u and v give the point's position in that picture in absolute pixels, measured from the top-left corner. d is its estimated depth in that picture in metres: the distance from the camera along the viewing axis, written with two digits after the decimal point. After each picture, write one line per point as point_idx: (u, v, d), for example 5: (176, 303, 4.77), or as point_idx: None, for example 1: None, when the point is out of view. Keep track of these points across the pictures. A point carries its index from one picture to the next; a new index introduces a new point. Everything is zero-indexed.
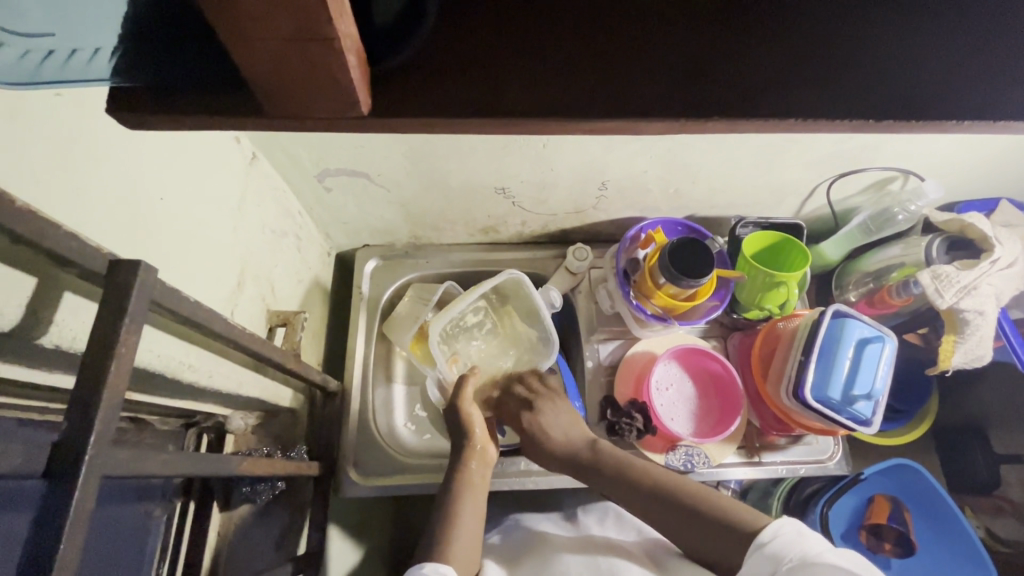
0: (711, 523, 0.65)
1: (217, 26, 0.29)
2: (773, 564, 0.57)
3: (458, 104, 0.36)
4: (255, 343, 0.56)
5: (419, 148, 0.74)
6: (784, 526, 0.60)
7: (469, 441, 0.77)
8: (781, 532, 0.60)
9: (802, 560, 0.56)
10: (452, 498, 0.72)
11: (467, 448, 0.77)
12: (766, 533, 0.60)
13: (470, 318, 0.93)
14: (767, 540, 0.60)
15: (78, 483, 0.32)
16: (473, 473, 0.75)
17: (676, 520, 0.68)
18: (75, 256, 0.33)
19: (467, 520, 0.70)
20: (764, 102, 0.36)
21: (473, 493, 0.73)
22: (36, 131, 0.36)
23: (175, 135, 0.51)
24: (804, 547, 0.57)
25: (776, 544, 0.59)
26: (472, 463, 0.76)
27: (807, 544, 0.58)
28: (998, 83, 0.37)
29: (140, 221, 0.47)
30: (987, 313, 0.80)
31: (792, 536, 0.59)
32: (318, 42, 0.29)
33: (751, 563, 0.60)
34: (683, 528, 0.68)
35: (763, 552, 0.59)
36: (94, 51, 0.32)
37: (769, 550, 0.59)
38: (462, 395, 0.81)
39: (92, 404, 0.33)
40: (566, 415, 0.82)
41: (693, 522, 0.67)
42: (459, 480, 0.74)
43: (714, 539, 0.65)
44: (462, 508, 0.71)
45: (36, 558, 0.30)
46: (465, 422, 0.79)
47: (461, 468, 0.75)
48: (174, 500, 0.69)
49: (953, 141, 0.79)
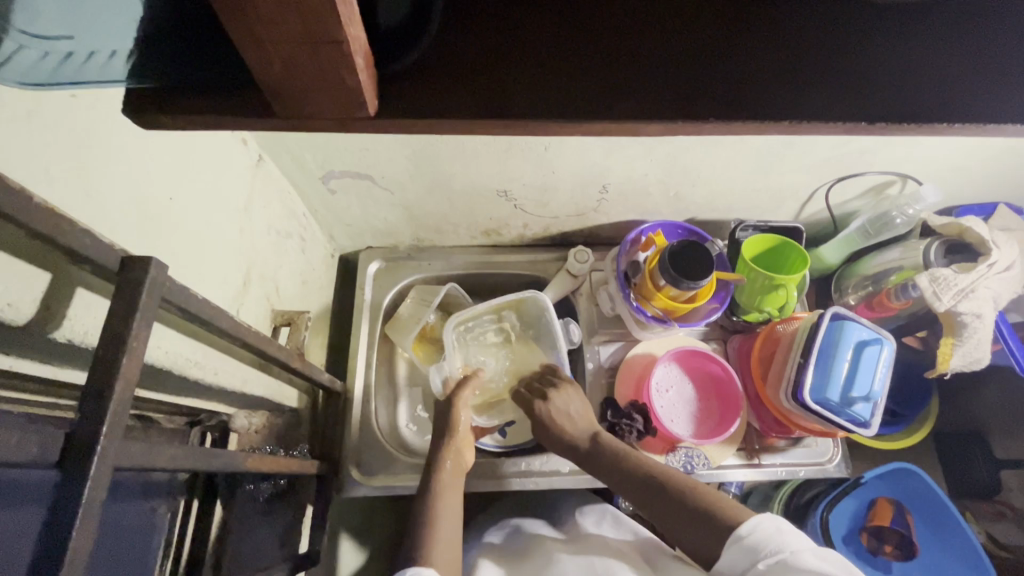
0: (693, 513, 0.65)
1: (232, 32, 0.30)
2: (749, 559, 0.57)
3: (465, 109, 0.37)
4: (262, 342, 0.57)
5: (424, 151, 0.75)
6: (764, 522, 0.59)
7: (450, 439, 0.79)
8: (760, 528, 0.59)
9: (779, 559, 0.56)
10: (428, 496, 0.73)
11: (445, 446, 0.78)
12: (744, 527, 0.60)
13: (491, 335, 0.96)
14: (745, 536, 0.59)
15: (90, 474, 0.32)
16: (447, 471, 0.76)
17: (661, 511, 0.68)
18: (90, 253, 0.34)
19: (443, 518, 0.70)
20: (758, 104, 0.37)
21: (448, 489, 0.74)
22: (52, 130, 0.37)
23: (185, 135, 0.52)
24: (782, 544, 0.57)
25: (753, 540, 0.58)
26: (448, 462, 0.77)
27: (785, 541, 0.57)
28: (992, 86, 0.38)
29: (150, 220, 0.48)
30: (985, 316, 0.80)
31: (771, 533, 0.58)
32: (329, 44, 0.30)
33: (730, 557, 0.59)
34: (669, 515, 0.67)
35: (740, 548, 0.59)
36: (112, 53, 0.34)
37: (748, 546, 0.58)
38: (461, 396, 0.83)
39: (105, 397, 0.34)
40: (578, 405, 0.82)
41: (672, 509, 0.67)
42: (433, 478, 0.75)
43: (694, 528, 0.64)
44: (439, 505, 0.71)
45: (50, 546, 0.30)
46: (450, 420, 0.81)
47: (437, 466, 0.76)
48: (178, 497, 0.70)
49: (950, 145, 0.80)
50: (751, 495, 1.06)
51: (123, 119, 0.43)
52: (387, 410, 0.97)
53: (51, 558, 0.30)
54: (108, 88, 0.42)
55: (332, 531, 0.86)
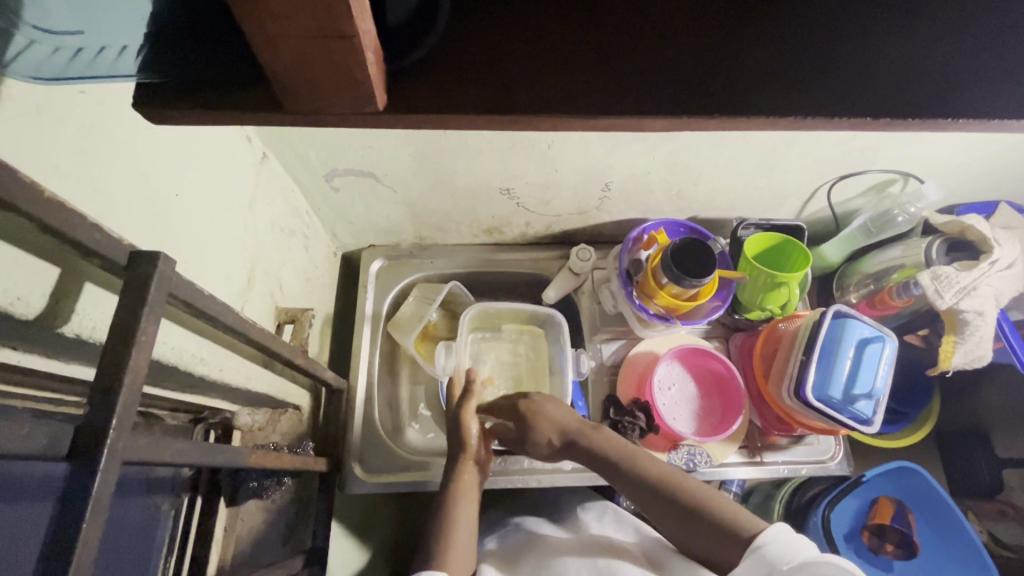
0: (705, 520, 0.65)
1: (245, 26, 0.30)
2: (771, 566, 0.57)
3: (472, 102, 0.37)
4: (267, 338, 0.58)
5: (427, 149, 0.75)
6: (782, 531, 0.60)
7: (463, 452, 0.78)
8: (778, 536, 0.60)
9: (803, 564, 0.56)
10: (444, 508, 0.72)
11: (461, 459, 0.77)
12: (764, 536, 0.60)
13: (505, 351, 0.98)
14: (765, 544, 0.59)
15: (100, 467, 0.33)
16: (466, 484, 0.75)
17: (672, 515, 0.68)
18: (98, 248, 0.34)
19: (461, 534, 0.70)
20: (762, 98, 0.37)
21: (466, 500, 0.73)
22: (63, 125, 0.37)
23: (190, 132, 0.53)
24: (804, 553, 0.58)
25: (774, 547, 0.59)
26: (465, 476, 0.76)
27: (805, 550, 0.58)
28: (993, 82, 0.38)
29: (156, 216, 0.48)
30: (987, 313, 0.80)
31: (790, 542, 0.59)
32: (339, 40, 0.31)
33: (748, 566, 0.59)
34: (681, 522, 0.67)
35: (761, 556, 0.59)
36: (123, 49, 0.36)
37: (770, 554, 0.58)
38: (467, 408, 0.80)
39: (114, 390, 0.35)
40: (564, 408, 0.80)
41: (684, 516, 0.66)
42: (450, 491, 0.74)
43: (707, 536, 0.64)
44: (455, 520, 0.71)
45: (60, 538, 0.31)
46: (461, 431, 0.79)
47: (454, 479, 0.76)
48: (182, 494, 0.70)
49: (952, 143, 0.80)
50: (752, 494, 1.06)
51: (130, 115, 0.44)
52: (390, 408, 0.97)
53: (63, 550, 0.30)
54: (116, 83, 0.42)
55: (334, 528, 0.86)
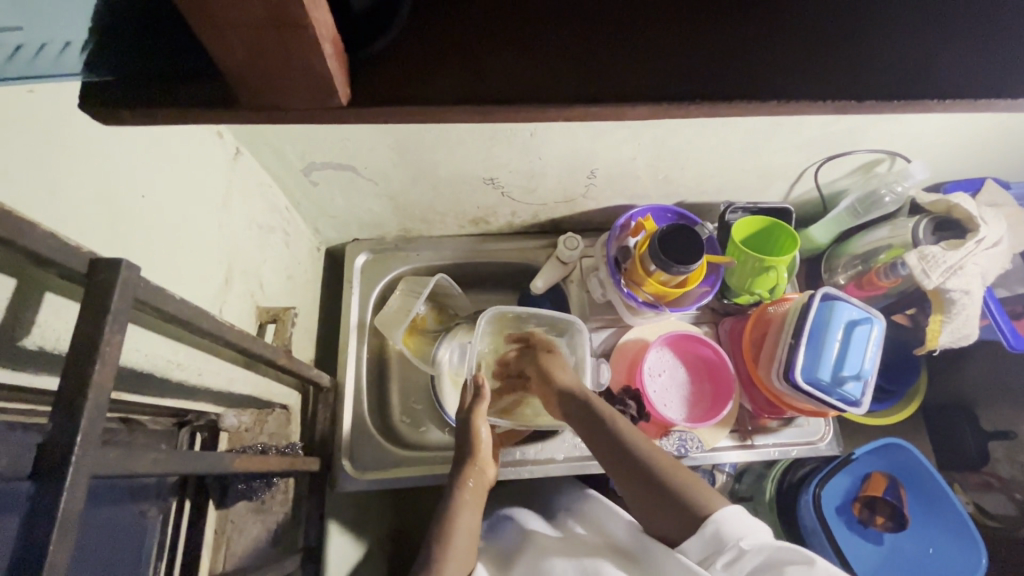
0: (668, 494, 0.65)
1: (190, 15, 0.28)
2: (727, 543, 0.59)
3: (439, 93, 0.36)
4: (245, 340, 0.56)
5: (406, 140, 0.73)
6: (738, 509, 0.61)
7: (471, 459, 0.76)
8: (733, 514, 0.60)
9: (758, 543, 0.58)
10: (445, 514, 0.71)
11: (466, 466, 0.76)
12: (721, 512, 0.60)
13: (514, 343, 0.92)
14: (722, 520, 0.60)
15: (66, 484, 0.31)
16: (470, 491, 0.74)
17: (641, 485, 0.67)
18: (55, 256, 0.33)
19: (461, 536, 0.69)
20: (739, 83, 0.36)
21: (470, 509, 0.72)
22: (14, 124, 0.36)
23: (152, 131, 0.50)
24: (758, 530, 0.59)
25: (732, 525, 0.59)
26: (469, 481, 0.75)
27: (758, 526, 0.60)
28: (971, 58, 0.37)
29: (121, 220, 0.46)
30: (973, 292, 0.80)
31: (745, 518, 0.60)
32: (291, 30, 0.29)
33: (701, 539, 0.60)
34: (645, 494, 0.67)
35: (717, 530, 0.59)
36: (66, 45, 0.35)
37: (725, 530, 0.59)
38: (478, 411, 0.79)
39: (77, 405, 0.33)
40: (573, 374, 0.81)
41: (647, 486, 0.67)
42: (452, 496, 0.73)
43: (665, 510, 0.65)
44: (456, 522, 0.70)
45: (23, 563, 0.29)
46: (472, 437, 0.77)
47: (458, 483, 0.74)
48: (169, 499, 0.68)
49: (940, 120, 0.79)
50: (745, 475, 1.08)
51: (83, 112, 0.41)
52: (379, 403, 0.96)
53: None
54: (66, 80, 0.40)
55: (328, 525, 0.86)
